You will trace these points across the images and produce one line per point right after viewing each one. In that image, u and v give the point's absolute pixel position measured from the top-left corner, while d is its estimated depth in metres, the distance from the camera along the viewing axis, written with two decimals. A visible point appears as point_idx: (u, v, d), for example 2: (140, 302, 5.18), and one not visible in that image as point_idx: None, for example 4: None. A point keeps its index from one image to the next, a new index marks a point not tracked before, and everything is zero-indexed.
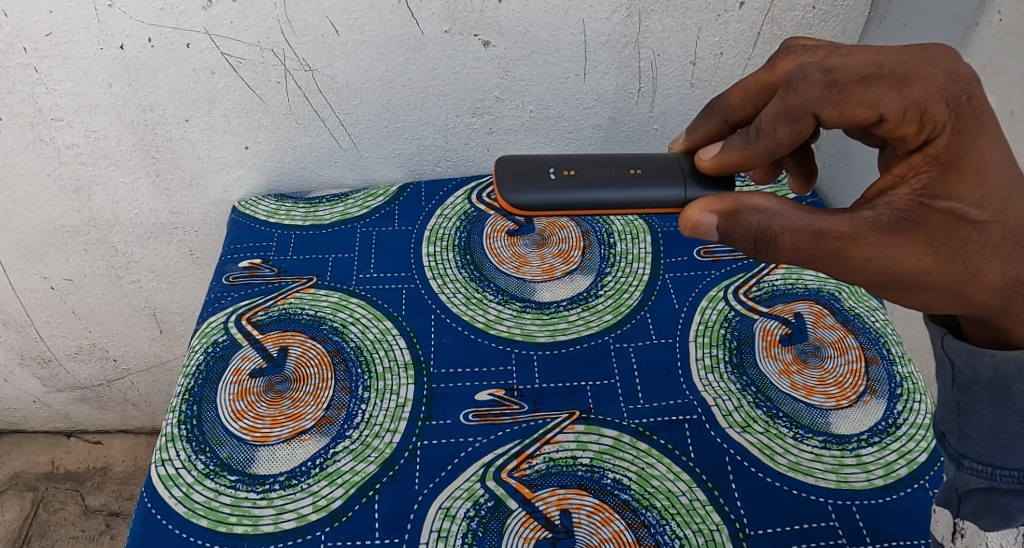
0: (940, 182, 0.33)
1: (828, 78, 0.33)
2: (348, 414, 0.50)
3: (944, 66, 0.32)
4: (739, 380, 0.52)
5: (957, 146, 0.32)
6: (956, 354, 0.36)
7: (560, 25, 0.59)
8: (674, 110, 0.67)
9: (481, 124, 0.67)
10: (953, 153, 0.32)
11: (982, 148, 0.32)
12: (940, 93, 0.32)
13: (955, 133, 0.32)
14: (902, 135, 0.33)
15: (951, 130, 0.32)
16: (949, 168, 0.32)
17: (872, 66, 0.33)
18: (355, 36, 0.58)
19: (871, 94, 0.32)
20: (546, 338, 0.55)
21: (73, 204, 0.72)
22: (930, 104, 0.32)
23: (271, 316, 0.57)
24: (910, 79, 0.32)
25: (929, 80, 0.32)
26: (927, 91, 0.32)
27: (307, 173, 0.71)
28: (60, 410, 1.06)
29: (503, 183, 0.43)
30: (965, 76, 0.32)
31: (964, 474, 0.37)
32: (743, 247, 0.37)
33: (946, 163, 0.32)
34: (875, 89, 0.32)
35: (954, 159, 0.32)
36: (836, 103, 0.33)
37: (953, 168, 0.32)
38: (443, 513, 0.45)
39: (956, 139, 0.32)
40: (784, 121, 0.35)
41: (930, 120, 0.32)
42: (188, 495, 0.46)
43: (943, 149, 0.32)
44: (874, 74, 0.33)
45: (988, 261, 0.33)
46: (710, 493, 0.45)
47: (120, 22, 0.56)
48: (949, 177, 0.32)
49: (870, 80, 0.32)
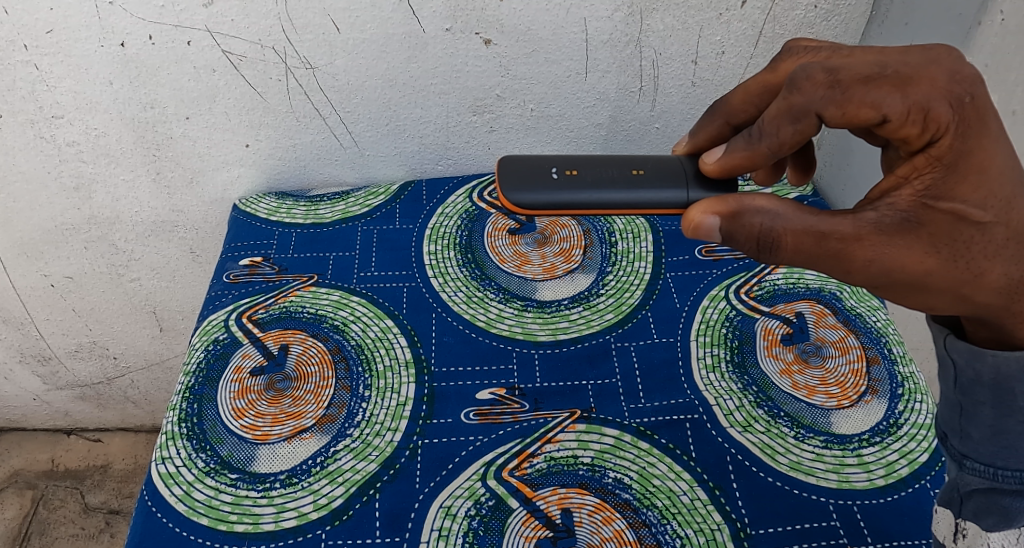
0: (943, 183, 0.33)
1: (831, 78, 0.33)
2: (348, 412, 0.50)
3: (946, 67, 0.32)
4: (739, 380, 0.52)
5: (961, 146, 0.32)
6: (959, 354, 0.36)
7: (561, 24, 0.59)
8: (675, 109, 0.67)
9: (482, 122, 0.67)
10: (956, 153, 0.32)
11: (985, 149, 0.32)
12: (943, 94, 0.32)
13: (958, 134, 0.32)
14: (906, 135, 0.33)
15: (955, 131, 0.32)
16: (953, 169, 0.32)
17: (875, 66, 0.33)
18: (356, 34, 0.58)
19: (874, 94, 0.32)
20: (546, 337, 0.55)
21: (73, 202, 0.71)
22: (933, 105, 0.32)
23: (271, 314, 0.57)
24: (913, 80, 0.32)
25: (932, 81, 0.32)
26: (930, 91, 0.32)
27: (308, 171, 0.71)
28: (60, 407, 1.06)
29: (505, 182, 0.43)
30: (968, 77, 0.32)
31: (966, 474, 0.37)
32: (746, 248, 0.37)
33: (949, 164, 0.32)
34: (878, 90, 0.32)
35: (958, 160, 0.32)
36: (839, 103, 0.33)
37: (957, 169, 0.32)
38: (443, 512, 0.45)
39: (960, 140, 0.32)
40: (787, 121, 0.35)
41: (933, 121, 0.32)
42: (188, 494, 0.46)
43: (947, 150, 0.32)
44: (877, 74, 0.32)
45: (991, 262, 0.33)
46: (710, 492, 0.45)
47: (120, 20, 0.55)
48: (953, 178, 0.32)
49: (874, 81, 0.32)
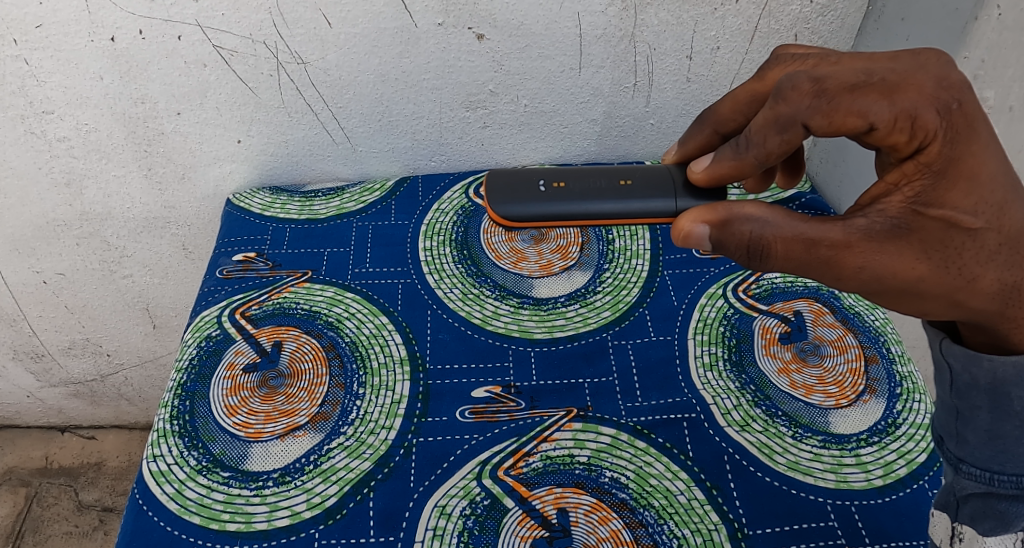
0: (932, 190, 0.32)
1: (817, 87, 0.32)
2: (343, 410, 0.50)
3: (934, 73, 0.32)
4: (737, 378, 0.51)
5: (950, 153, 0.31)
6: (954, 358, 0.36)
7: (555, 19, 0.58)
8: (671, 105, 0.66)
9: (476, 118, 0.66)
10: (945, 160, 0.32)
11: (975, 155, 0.32)
12: (930, 101, 0.31)
13: (947, 141, 0.31)
14: (894, 143, 0.32)
15: (943, 138, 0.31)
16: (942, 175, 0.32)
17: (861, 74, 0.32)
18: (348, 28, 0.58)
19: (860, 102, 0.31)
20: (543, 335, 0.55)
21: (64, 198, 0.71)
22: (921, 112, 0.31)
23: (265, 311, 0.57)
24: (900, 88, 0.31)
25: (919, 88, 0.31)
26: (917, 99, 0.31)
27: (302, 167, 0.70)
28: (53, 404, 1.05)
29: (494, 196, 0.43)
30: (956, 83, 0.32)
31: (962, 478, 0.37)
32: (737, 255, 0.36)
33: (939, 171, 0.32)
34: (865, 98, 0.31)
35: (947, 166, 0.32)
36: (825, 113, 0.32)
37: (947, 176, 0.32)
38: (438, 511, 0.44)
39: (948, 147, 0.31)
40: (773, 131, 0.34)
41: (921, 128, 0.31)
42: (180, 492, 0.46)
43: (935, 157, 0.32)
44: (863, 82, 0.32)
45: (984, 268, 0.33)
46: (707, 492, 0.45)
47: (109, 14, 0.55)
48: (943, 185, 0.32)
49: (860, 89, 0.32)
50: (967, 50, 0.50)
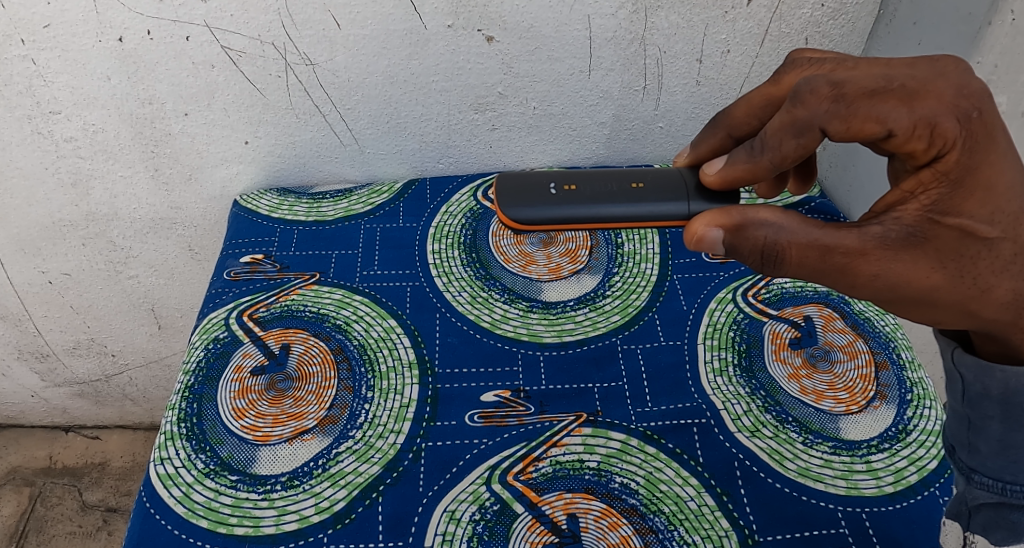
0: (949, 198, 0.32)
1: (836, 92, 0.32)
2: (351, 414, 0.49)
3: (953, 82, 0.31)
4: (747, 383, 0.51)
5: (968, 162, 0.31)
6: (966, 368, 0.35)
7: (565, 21, 0.58)
8: (680, 108, 0.66)
9: (484, 120, 0.66)
10: (963, 169, 0.31)
11: (993, 164, 0.31)
12: (950, 109, 0.31)
13: (965, 149, 0.31)
14: (911, 150, 0.32)
15: (962, 146, 0.31)
16: (959, 184, 0.31)
17: (881, 80, 0.32)
18: (357, 30, 0.57)
19: (879, 109, 0.31)
20: (553, 338, 0.55)
21: (70, 198, 0.71)
22: (940, 120, 0.31)
23: (272, 313, 0.56)
24: (919, 95, 0.31)
25: (939, 96, 0.31)
26: (937, 107, 0.31)
27: (308, 168, 0.70)
28: (58, 404, 1.05)
29: (504, 199, 0.43)
30: (975, 92, 0.31)
31: (974, 488, 0.37)
32: (750, 260, 0.36)
33: (956, 179, 0.31)
34: (884, 104, 0.31)
35: (964, 175, 0.31)
36: (843, 118, 0.32)
37: (964, 185, 0.31)
38: (448, 516, 0.44)
39: (967, 155, 0.31)
40: (790, 134, 0.34)
41: (940, 136, 0.31)
42: (188, 495, 0.45)
43: (953, 165, 0.31)
44: (882, 88, 0.32)
45: (999, 278, 0.33)
46: (718, 498, 0.45)
47: (117, 15, 0.55)
48: (960, 194, 0.31)
49: (879, 95, 0.31)
50: (980, 55, 0.50)
